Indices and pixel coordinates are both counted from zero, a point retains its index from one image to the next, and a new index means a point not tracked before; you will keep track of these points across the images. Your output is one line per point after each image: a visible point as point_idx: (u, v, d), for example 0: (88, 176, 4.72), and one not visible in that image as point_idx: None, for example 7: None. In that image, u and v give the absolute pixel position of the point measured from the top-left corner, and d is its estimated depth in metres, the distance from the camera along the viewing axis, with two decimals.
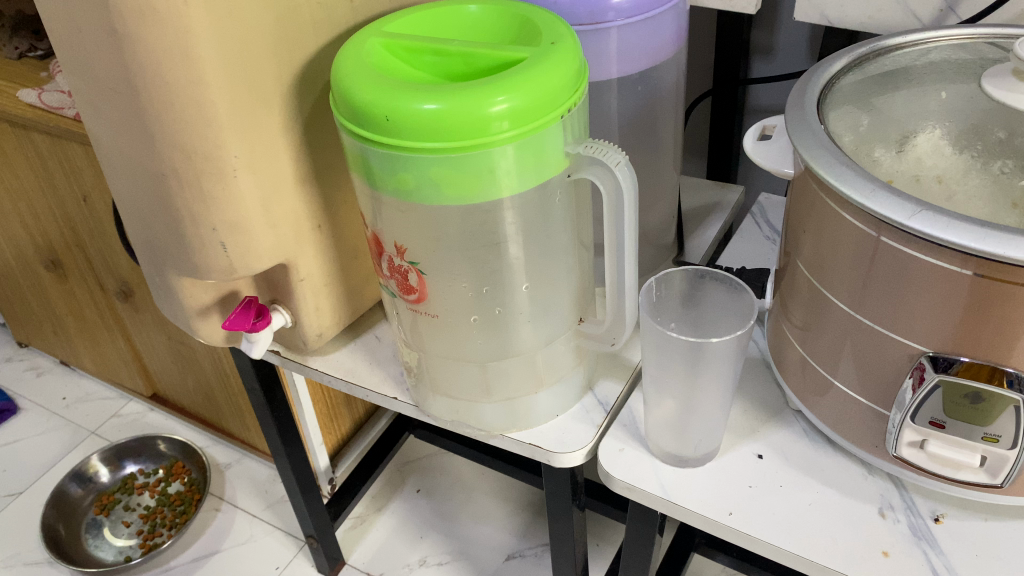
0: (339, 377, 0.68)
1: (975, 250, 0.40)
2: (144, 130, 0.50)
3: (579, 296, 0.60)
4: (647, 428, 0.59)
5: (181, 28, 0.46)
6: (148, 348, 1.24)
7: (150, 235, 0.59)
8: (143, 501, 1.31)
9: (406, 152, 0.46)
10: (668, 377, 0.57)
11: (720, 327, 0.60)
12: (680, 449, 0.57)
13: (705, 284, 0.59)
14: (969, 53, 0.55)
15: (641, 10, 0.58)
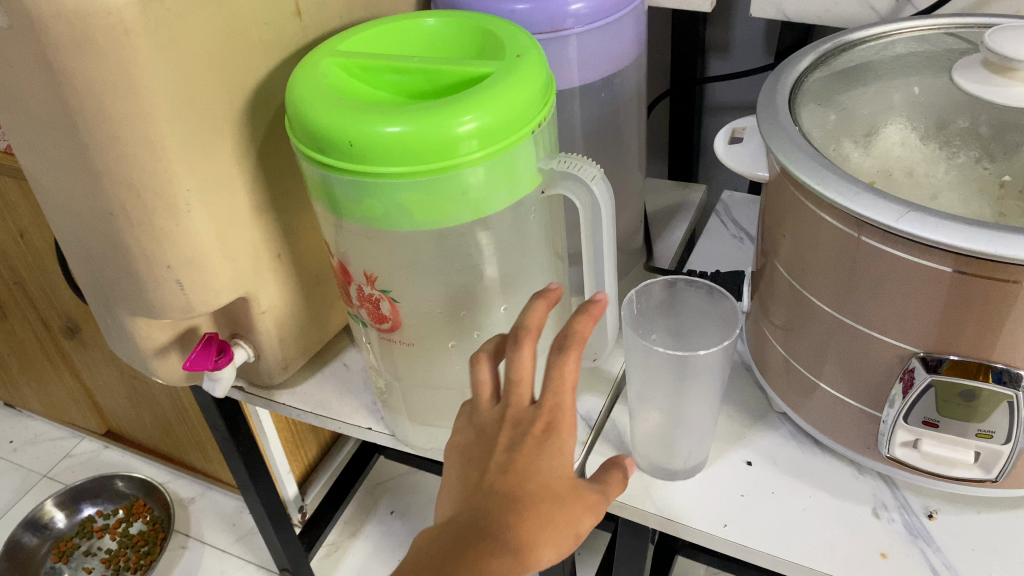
0: (308, 409, 0.65)
1: (964, 249, 0.39)
2: (87, 168, 0.47)
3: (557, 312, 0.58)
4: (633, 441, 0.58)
5: (120, 59, 0.43)
6: (99, 384, 1.19)
7: (99, 277, 0.55)
8: (103, 544, 1.26)
9: (373, 177, 0.44)
10: (653, 389, 0.56)
11: (704, 336, 0.59)
12: (668, 462, 0.56)
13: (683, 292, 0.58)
14: (933, 46, 0.54)
15: (600, 15, 0.57)
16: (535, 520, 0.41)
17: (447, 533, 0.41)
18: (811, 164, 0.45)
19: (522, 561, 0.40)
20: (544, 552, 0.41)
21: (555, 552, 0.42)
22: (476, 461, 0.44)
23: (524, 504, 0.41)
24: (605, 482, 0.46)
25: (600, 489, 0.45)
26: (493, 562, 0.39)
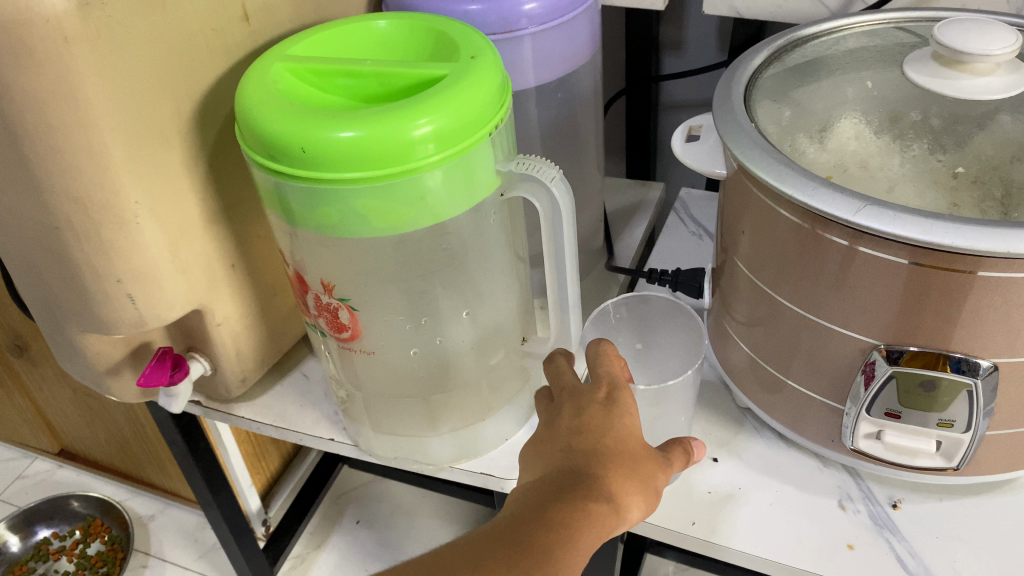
0: (268, 422, 0.63)
1: (921, 242, 0.39)
2: (28, 182, 0.46)
3: (519, 315, 0.58)
4: None
5: (61, 68, 0.41)
6: (50, 402, 1.15)
7: (46, 294, 0.53)
8: (59, 567, 1.23)
9: (328, 185, 0.43)
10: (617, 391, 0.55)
11: (666, 350, 0.66)
12: None
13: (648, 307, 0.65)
14: (883, 40, 0.55)
15: (554, 15, 0.57)
16: (621, 472, 0.43)
17: (546, 488, 0.42)
18: (768, 160, 0.45)
19: (617, 513, 0.41)
20: (631, 504, 0.43)
21: (642, 503, 0.43)
22: (550, 435, 0.46)
23: (609, 458, 0.43)
24: (667, 455, 0.47)
25: (663, 454, 0.47)
26: (595, 511, 0.41)
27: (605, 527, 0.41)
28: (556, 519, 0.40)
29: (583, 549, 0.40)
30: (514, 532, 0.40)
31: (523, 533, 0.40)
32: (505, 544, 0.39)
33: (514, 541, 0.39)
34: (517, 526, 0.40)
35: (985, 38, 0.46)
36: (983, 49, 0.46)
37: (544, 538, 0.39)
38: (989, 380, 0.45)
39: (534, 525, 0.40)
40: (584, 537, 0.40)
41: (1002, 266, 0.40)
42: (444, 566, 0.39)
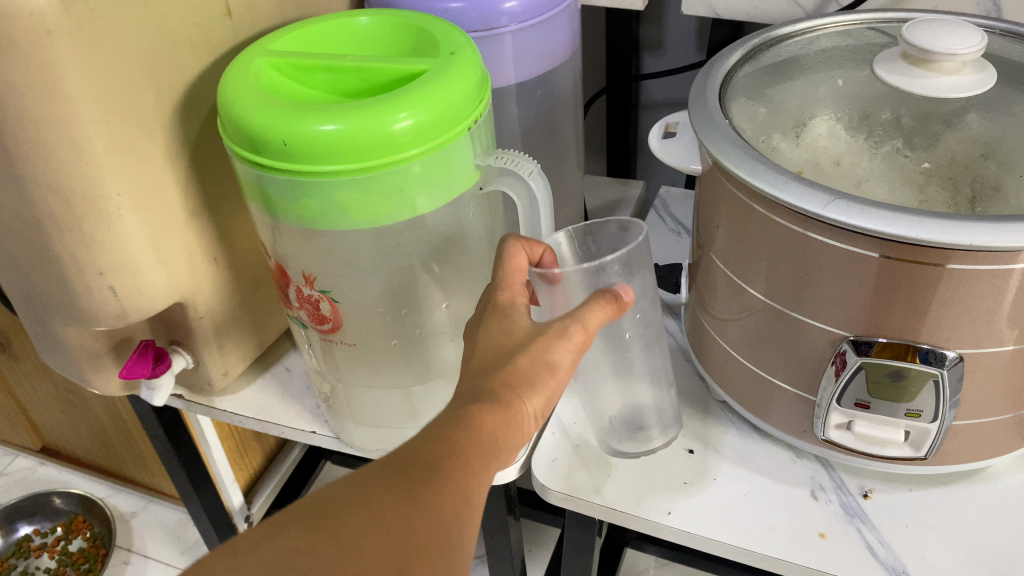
0: (250, 415, 0.64)
1: (887, 234, 0.40)
2: (11, 174, 0.46)
3: None
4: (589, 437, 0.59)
5: (45, 61, 0.42)
6: (32, 399, 1.15)
7: (28, 286, 0.54)
8: (42, 564, 1.23)
9: (308, 177, 0.43)
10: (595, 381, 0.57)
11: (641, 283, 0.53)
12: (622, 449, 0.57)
13: (592, 235, 0.54)
14: (855, 40, 0.56)
15: (534, 13, 0.58)
16: (511, 381, 0.42)
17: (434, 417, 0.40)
18: (741, 155, 0.46)
19: (508, 421, 0.40)
20: (528, 412, 0.42)
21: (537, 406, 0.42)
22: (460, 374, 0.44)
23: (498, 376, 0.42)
24: (582, 308, 0.44)
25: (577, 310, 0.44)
26: (480, 418, 0.40)
27: (500, 429, 0.40)
28: (442, 436, 0.39)
29: (485, 466, 0.39)
30: (417, 455, 0.38)
31: (420, 456, 0.38)
32: (402, 470, 0.37)
33: (418, 464, 0.38)
34: (413, 449, 0.38)
35: (952, 37, 0.47)
36: (950, 48, 0.47)
37: (449, 458, 0.38)
38: (954, 370, 0.46)
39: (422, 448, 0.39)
40: (483, 454, 0.39)
41: (965, 259, 0.41)
42: (328, 504, 0.36)
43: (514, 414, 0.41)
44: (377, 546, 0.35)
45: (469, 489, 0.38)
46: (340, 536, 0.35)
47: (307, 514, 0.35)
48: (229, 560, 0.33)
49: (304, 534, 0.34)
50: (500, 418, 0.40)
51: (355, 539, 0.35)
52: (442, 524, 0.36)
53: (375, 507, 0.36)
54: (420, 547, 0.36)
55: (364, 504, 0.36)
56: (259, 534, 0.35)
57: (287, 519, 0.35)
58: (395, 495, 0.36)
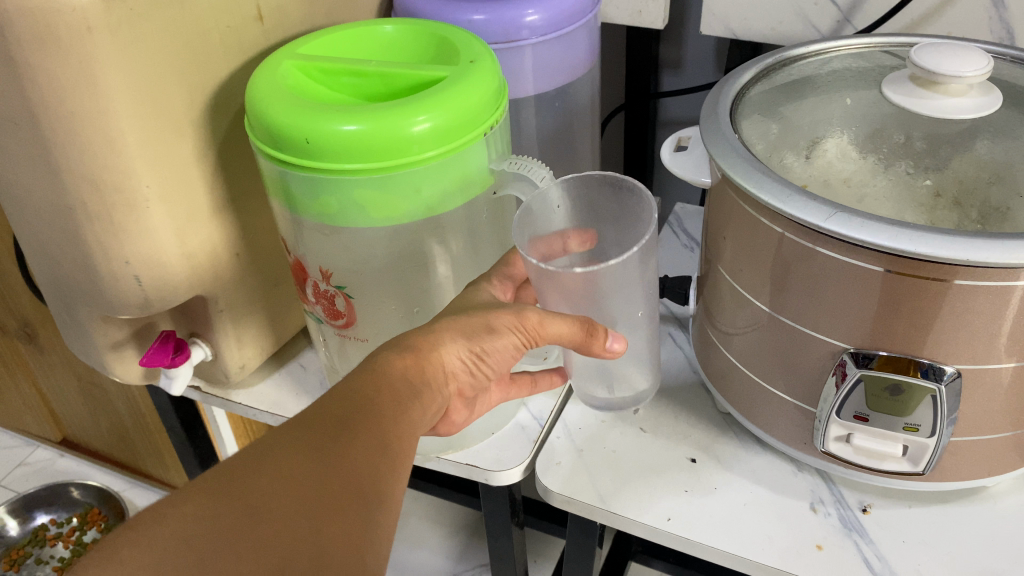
0: (264, 409, 0.65)
1: (889, 248, 0.41)
2: (47, 163, 0.48)
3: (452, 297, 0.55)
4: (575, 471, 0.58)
5: (84, 56, 0.44)
6: (55, 390, 1.18)
7: (57, 273, 0.56)
8: (56, 553, 1.27)
9: (328, 175, 0.45)
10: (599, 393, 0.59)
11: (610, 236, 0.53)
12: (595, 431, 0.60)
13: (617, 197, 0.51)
14: (867, 62, 0.57)
15: (554, 27, 0.60)
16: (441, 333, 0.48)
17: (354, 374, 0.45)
18: (747, 168, 0.48)
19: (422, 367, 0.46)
20: (446, 366, 0.47)
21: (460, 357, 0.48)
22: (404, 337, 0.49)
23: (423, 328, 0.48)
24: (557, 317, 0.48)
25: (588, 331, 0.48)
26: (393, 371, 0.45)
27: (409, 377, 0.46)
28: (355, 396, 0.44)
29: (389, 422, 0.44)
30: (320, 419, 0.43)
31: (322, 418, 0.43)
32: (304, 433, 0.42)
33: (319, 427, 0.42)
34: (311, 416, 0.43)
35: (958, 60, 0.49)
36: (956, 72, 0.48)
37: (350, 416, 0.43)
38: (953, 385, 0.47)
39: (339, 407, 0.44)
40: (385, 411, 0.44)
41: (969, 274, 0.42)
42: (232, 471, 0.40)
43: (427, 365, 0.47)
44: (285, 496, 0.39)
45: (372, 440, 0.43)
46: (246, 495, 0.39)
47: (213, 481, 0.39)
48: (132, 534, 0.37)
49: (210, 498, 0.38)
50: (409, 365, 0.46)
51: (263, 496, 0.39)
52: (350, 475, 0.41)
53: (280, 465, 0.40)
54: (332, 493, 0.40)
55: (271, 465, 0.40)
56: (165, 506, 0.38)
57: (195, 486, 0.39)
58: (301, 450, 0.41)
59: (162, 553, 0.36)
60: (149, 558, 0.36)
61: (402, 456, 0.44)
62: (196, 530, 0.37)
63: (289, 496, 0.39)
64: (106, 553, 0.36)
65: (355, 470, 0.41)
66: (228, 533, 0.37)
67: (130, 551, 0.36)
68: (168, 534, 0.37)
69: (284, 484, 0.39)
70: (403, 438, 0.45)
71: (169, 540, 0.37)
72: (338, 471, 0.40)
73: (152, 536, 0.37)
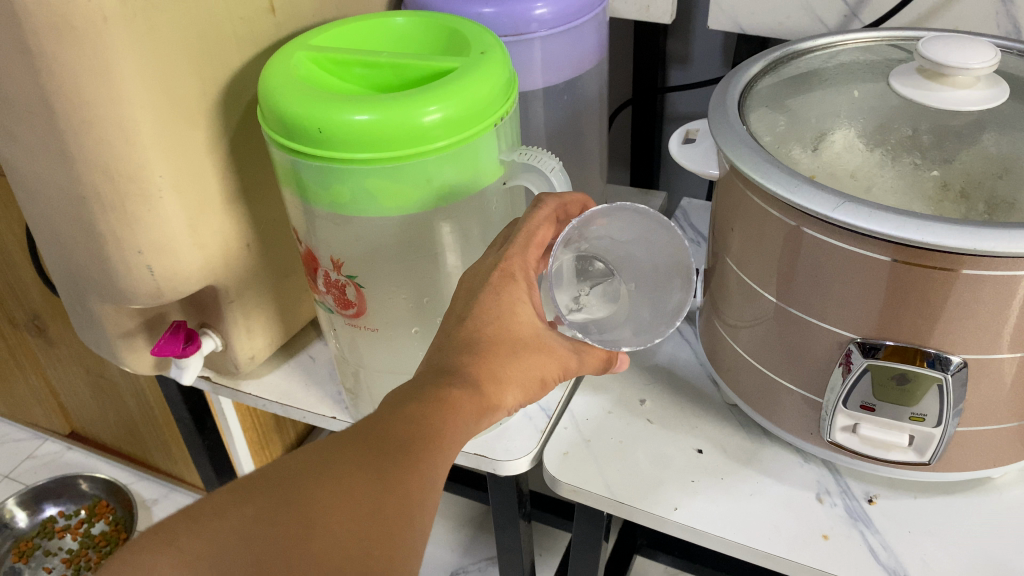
0: (273, 399, 0.66)
1: (895, 237, 0.42)
2: (62, 152, 0.48)
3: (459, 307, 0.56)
4: (614, 485, 0.57)
5: (99, 46, 0.45)
6: (64, 383, 1.18)
7: (70, 263, 0.56)
8: (64, 544, 1.27)
9: (341, 164, 0.46)
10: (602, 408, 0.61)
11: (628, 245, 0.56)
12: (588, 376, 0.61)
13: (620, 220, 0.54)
14: (875, 55, 0.58)
15: (564, 20, 0.60)
16: (499, 363, 0.46)
17: (418, 390, 0.44)
18: (755, 159, 0.48)
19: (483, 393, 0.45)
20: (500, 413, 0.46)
21: (518, 393, 0.47)
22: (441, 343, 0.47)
23: (485, 351, 0.46)
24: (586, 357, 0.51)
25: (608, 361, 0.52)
26: (457, 395, 0.44)
27: (469, 417, 0.43)
28: (418, 415, 0.42)
29: (450, 448, 0.42)
30: (382, 436, 0.41)
31: (386, 436, 0.41)
32: (370, 449, 0.40)
33: (385, 446, 0.41)
34: (378, 427, 0.42)
35: (966, 52, 0.49)
36: (964, 63, 0.49)
37: (413, 438, 0.41)
38: (959, 375, 0.47)
39: (403, 425, 0.42)
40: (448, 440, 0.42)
41: (976, 263, 0.42)
42: (292, 477, 0.39)
43: (485, 396, 0.45)
44: (343, 517, 0.38)
45: (433, 468, 0.41)
46: (305, 506, 0.38)
47: (273, 485, 0.38)
48: (191, 525, 0.36)
49: (270, 504, 0.37)
50: (473, 402, 0.44)
51: (320, 512, 0.38)
52: (405, 500, 0.40)
53: (340, 481, 0.39)
54: (386, 520, 0.39)
55: (333, 479, 0.39)
56: (221, 503, 0.37)
57: (252, 488, 0.38)
58: (364, 469, 0.39)
59: (216, 551, 0.36)
60: (204, 553, 0.36)
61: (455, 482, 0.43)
62: (250, 535, 0.36)
63: (347, 517, 0.38)
64: (161, 541, 0.36)
65: (412, 500, 0.40)
66: (283, 547, 0.36)
67: (187, 541, 0.36)
68: (225, 534, 0.36)
69: (341, 501, 0.38)
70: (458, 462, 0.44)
71: (224, 539, 0.36)
72: (396, 500, 0.39)
73: (209, 531, 0.36)
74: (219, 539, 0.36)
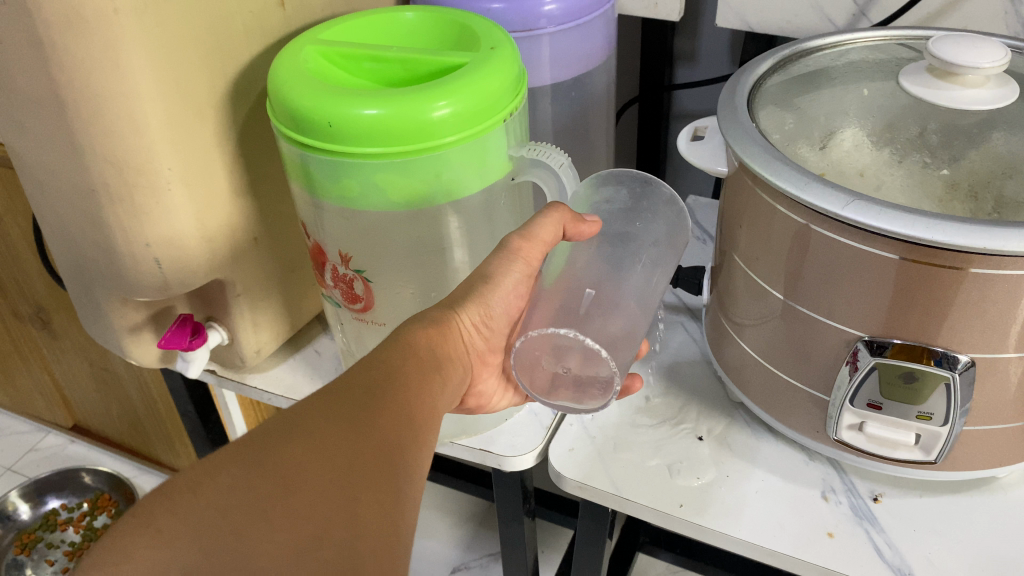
0: (279, 393, 0.66)
1: (905, 236, 0.42)
2: (71, 144, 0.49)
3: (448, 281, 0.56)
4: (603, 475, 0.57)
5: (110, 37, 0.45)
6: (67, 376, 1.19)
7: (77, 255, 0.56)
8: (66, 537, 1.28)
9: (350, 159, 0.46)
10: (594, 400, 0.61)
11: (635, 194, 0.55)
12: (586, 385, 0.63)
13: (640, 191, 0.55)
14: (884, 54, 0.58)
15: (572, 17, 0.60)
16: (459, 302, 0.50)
17: (380, 348, 0.47)
18: (765, 157, 0.48)
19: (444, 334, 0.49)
20: (461, 329, 0.50)
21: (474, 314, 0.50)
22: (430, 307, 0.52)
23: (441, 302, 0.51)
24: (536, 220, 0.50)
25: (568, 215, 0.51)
26: (417, 343, 0.48)
27: (430, 349, 0.48)
28: (380, 365, 0.46)
29: (413, 390, 0.46)
30: (349, 388, 0.44)
31: (350, 389, 0.44)
32: (332, 404, 0.42)
33: (348, 399, 0.43)
34: (341, 384, 0.44)
35: (976, 52, 0.49)
36: (974, 63, 0.49)
37: (378, 386, 0.44)
38: (967, 374, 0.47)
39: (367, 376, 0.45)
40: (408, 381, 0.46)
41: (985, 263, 0.42)
42: (266, 438, 0.40)
43: (446, 336, 0.49)
44: (320, 468, 0.39)
45: (399, 411, 0.44)
46: (280, 467, 0.39)
47: (245, 452, 0.39)
48: (168, 503, 0.37)
49: (243, 471, 0.38)
50: (432, 336, 0.48)
51: (296, 467, 0.39)
52: (381, 440, 0.42)
53: (313, 434, 0.40)
54: (364, 464, 0.40)
55: (304, 435, 0.40)
56: (195, 478, 0.38)
57: (225, 457, 0.39)
58: (332, 422, 0.41)
59: (197, 524, 0.36)
60: (184, 529, 0.36)
61: (424, 427, 0.45)
62: (232, 502, 0.37)
63: (324, 467, 0.39)
64: (141, 522, 0.36)
65: (383, 442, 0.42)
66: (266, 505, 0.37)
67: (168, 521, 0.36)
68: (203, 508, 0.37)
69: (317, 453, 0.40)
70: (426, 410, 0.46)
71: (202, 513, 0.37)
72: (369, 444, 0.41)
73: (185, 508, 0.37)
74: (197, 514, 0.37)
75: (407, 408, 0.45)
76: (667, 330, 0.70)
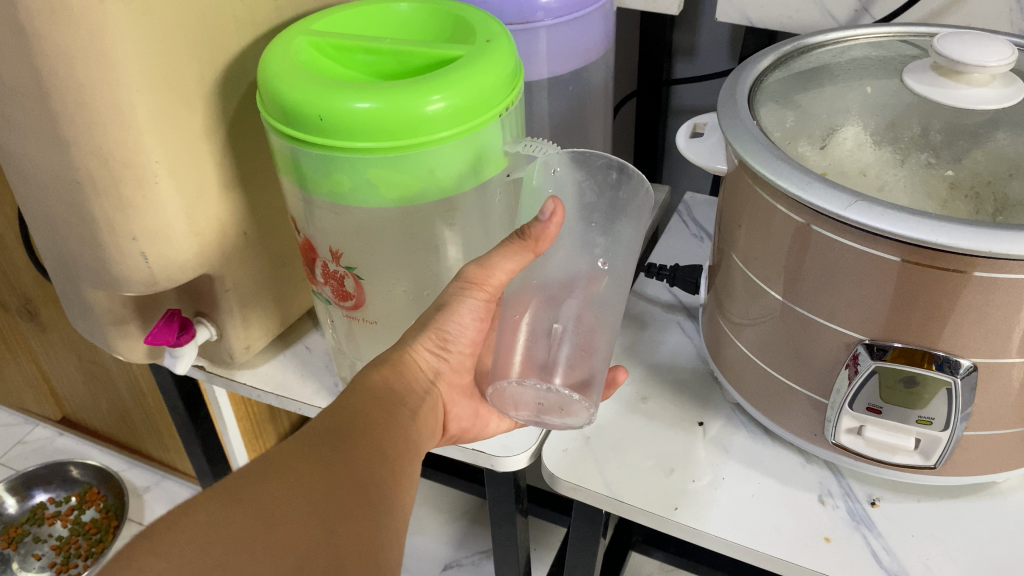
0: (268, 390, 0.65)
1: (910, 238, 0.41)
2: (55, 136, 0.47)
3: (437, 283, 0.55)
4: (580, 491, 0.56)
5: (95, 27, 0.43)
6: (56, 369, 1.17)
7: (62, 249, 0.55)
8: (53, 531, 1.26)
9: (342, 153, 0.45)
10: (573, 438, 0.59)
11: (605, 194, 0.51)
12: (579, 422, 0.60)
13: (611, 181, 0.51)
14: (888, 51, 0.57)
15: (570, 9, 0.59)
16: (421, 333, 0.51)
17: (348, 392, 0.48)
18: (766, 155, 0.47)
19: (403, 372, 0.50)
20: (418, 362, 0.51)
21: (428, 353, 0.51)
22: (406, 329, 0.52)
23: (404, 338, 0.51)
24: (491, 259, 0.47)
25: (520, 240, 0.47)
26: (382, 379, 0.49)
27: (390, 386, 0.49)
28: (347, 407, 0.46)
29: (381, 425, 0.46)
30: (319, 429, 0.44)
31: (319, 429, 0.44)
32: (306, 443, 0.43)
33: (319, 436, 0.43)
34: (310, 427, 0.45)
35: (982, 50, 0.49)
36: (980, 61, 0.48)
37: (347, 425, 0.45)
38: (968, 379, 0.46)
39: (335, 419, 0.45)
40: (377, 417, 0.46)
41: (990, 266, 0.41)
42: (241, 479, 0.40)
43: (403, 371, 0.50)
44: (297, 502, 0.40)
45: (372, 447, 0.44)
46: (258, 502, 0.39)
47: (222, 490, 0.40)
48: (147, 544, 0.37)
49: (221, 508, 0.38)
50: (387, 374, 0.49)
51: (274, 502, 0.39)
52: (357, 473, 0.42)
53: (288, 472, 0.41)
54: (342, 496, 0.41)
55: (279, 473, 0.41)
56: (174, 516, 0.38)
57: (202, 497, 0.39)
58: (306, 459, 0.42)
59: (177, 562, 0.36)
60: (166, 565, 0.36)
61: (400, 459, 0.46)
62: (211, 537, 0.37)
63: (301, 501, 0.40)
64: (121, 565, 0.36)
65: (358, 476, 0.42)
66: (244, 539, 0.37)
67: (147, 560, 0.36)
68: (181, 549, 0.37)
69: (295, 488, 0.40)
70: (401, 442, 0.47)
71: (182, 550, 0.37)
72: (342, 477, 0.41)
73: (165, 546, 0.37)
74: (176, 550, 0.37)
75: (379, 445, 0.45)
76: (663, 329, 0.69)
